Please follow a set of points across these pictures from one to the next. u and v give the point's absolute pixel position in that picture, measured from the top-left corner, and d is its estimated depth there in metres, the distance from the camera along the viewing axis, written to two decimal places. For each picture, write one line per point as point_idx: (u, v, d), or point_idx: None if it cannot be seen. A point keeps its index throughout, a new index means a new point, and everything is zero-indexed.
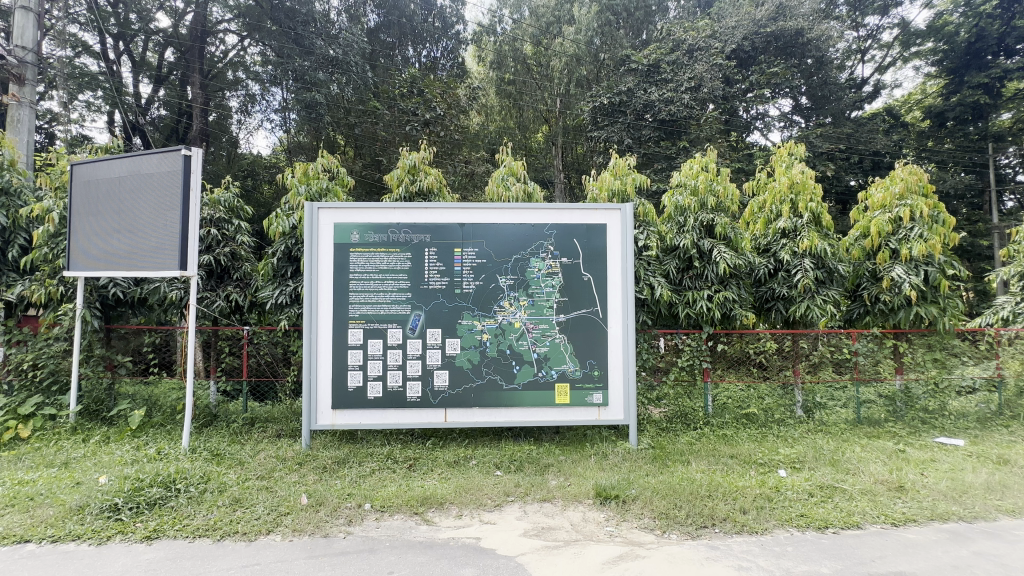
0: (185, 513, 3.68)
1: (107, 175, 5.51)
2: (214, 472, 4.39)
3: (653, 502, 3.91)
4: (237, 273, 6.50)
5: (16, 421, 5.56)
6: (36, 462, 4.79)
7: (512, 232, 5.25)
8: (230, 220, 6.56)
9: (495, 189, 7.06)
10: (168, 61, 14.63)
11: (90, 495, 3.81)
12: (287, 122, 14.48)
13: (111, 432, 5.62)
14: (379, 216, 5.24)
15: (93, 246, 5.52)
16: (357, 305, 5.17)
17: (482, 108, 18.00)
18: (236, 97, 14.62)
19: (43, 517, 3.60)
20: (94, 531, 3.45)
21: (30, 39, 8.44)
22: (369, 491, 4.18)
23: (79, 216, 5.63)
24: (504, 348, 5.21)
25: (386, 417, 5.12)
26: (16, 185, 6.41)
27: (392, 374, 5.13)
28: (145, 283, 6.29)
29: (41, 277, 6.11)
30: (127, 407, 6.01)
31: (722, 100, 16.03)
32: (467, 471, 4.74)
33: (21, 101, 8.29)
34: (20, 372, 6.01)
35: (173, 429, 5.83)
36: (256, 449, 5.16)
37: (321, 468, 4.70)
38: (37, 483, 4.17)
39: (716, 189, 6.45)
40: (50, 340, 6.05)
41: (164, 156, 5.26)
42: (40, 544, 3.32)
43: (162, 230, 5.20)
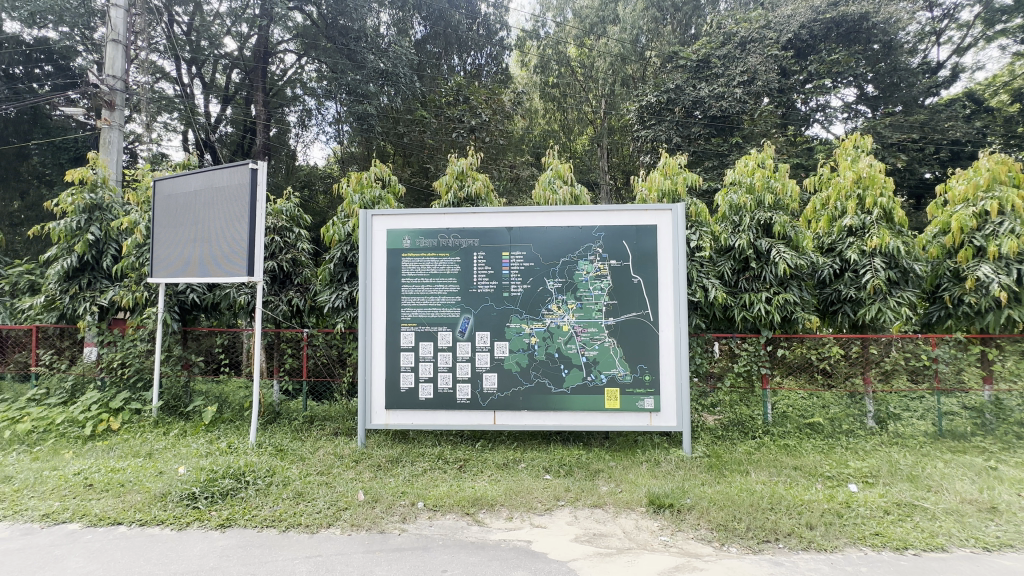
0: (253, 504, 3.92)
1: (186, 189, 5.98)
2: (279, 466, 4.64)
3: (710, 513, 3.76)
4: (298, 278, 6.86)
5: (108, 414, 6.15)
6: (125, 452, 5.25)
7: (560, 234, 5.23)
8: (292, 228, 6.93)
9: (541, 193, 7.05)
10: (235, 82, 15.78)
11: (171, 484, 4.14)
12: (341, 135, 15.35)
13: (188, 426, 6.08)
14: (430, 221, 5.39)
15: (172, 255, 6.03)
16: (408, 309, 5.34)
17: (528, 113, 18.08)
18: (295, 112, 15.61)
19: (132, 502, 3.95)
20: (176, 517, 3.74)
21: (119, 69, 9.39)
22: (422, 490, 4.28)
23: (161, 227, 6.14)
24: (553, 351, 5.19)
25: (437, 418, 5.24)
26: (108, 201, 7.17)
27: (442, 376, 5.25)
28: (217, 289, 6.81)
29: (129, 283, 6.76)
30: (202, 403, 6.49)
31: (778, 94, 15.35)
32: (516, 473, 4.75)
33: (112, 125, 9.22)
34: (111, 370, 6.63)
35: (242, 425, 6.24)
36: (316, 445, 5.42)
37: (375, 466, 4.87)
38: (127, 471, 4.58)
39: (775, 186, 6.14)
40: (135, 341, 6.64)
41: (234, 170, 5.64)
42: (130, 527, 3.64)
43: (233, 240, 5.58)
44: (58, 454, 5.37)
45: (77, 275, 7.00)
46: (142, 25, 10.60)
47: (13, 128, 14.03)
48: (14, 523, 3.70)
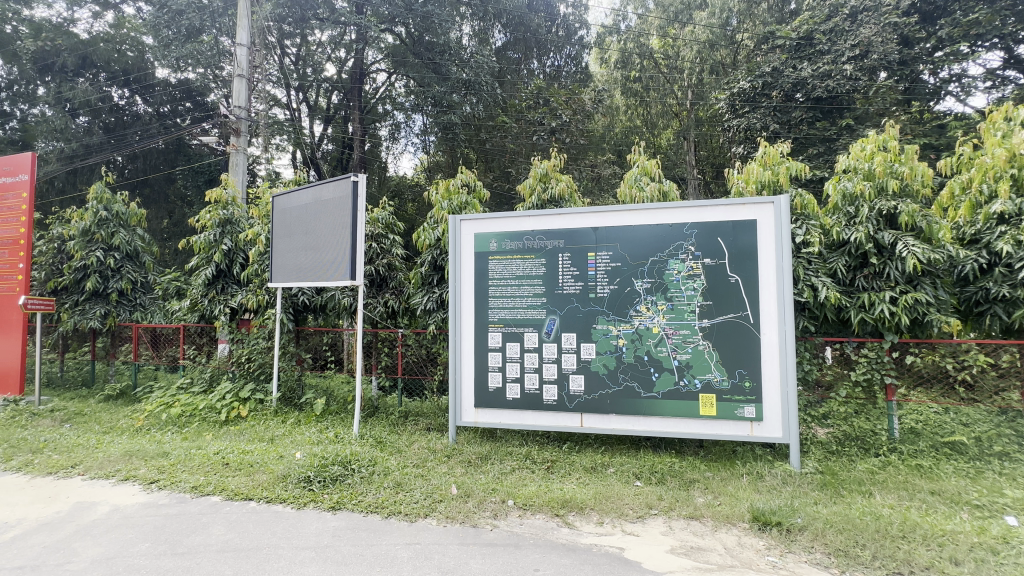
0: (359, 491, 4.25)
1: (299, 203, 6.65)
2: (380, 457, 4.98)
3: (826, 536, 3.40)
4: (393, 282, 7.34)
5: (238, 403, 7.02)
6: (253, 437, 5.95)
7: (649, 233, 5.05)
8: (386, 235, 7.43)
9: (627, 190, 6.84)
10: (335, 103, 17.30)
11: (290, 467, 4.62)
12: (427, 145, 16.36)
13: (302, 416, 6.75)
14: (516, 224, 5.48)
15: (287, 263, 6.74)
16: (496, 310, 5.48)
17: (609, 110, 17.68)
18: (385, 127, 16.90)
19: (259, 481, 4.47)
20: (294, 497, 4.17)
21: (243, 100, 10.74)
22: (512, 487, 4.36)
23: (279, 238, 6.89)
24: (642, 354, 5.02)
25: (524, 418, 5.31)
26: (237, 216, 8.26)
27: (528, 376, 5.30)
28: (323, 292, 7.51)
29: (254, 288, 7.67)
30: (312, 396, 7.17)
31: (898, 66, 13.61)
32: (605, 478, 4.65)
33: (238, 150, 10.56)
34: (240, 364, 7.56)
35: (346, 417, 6.80)
36: (411, 439, 5.74)
37: (466, 462, 5.04)
38: (254, 453, 5.19)
39: (900, 170, 5.42)
40: (258, 339, 7.50)
41: (339, 184, 6.16)
42: (258, 503, 4.10)
43: (337, 247, 6.09)
44: (200, 435, 6.22)
45: (214, 280, 8.08)
46: (260, 60, 12.00)
47: (164, 158, 16.65)
48: (171, 492, 4.35)
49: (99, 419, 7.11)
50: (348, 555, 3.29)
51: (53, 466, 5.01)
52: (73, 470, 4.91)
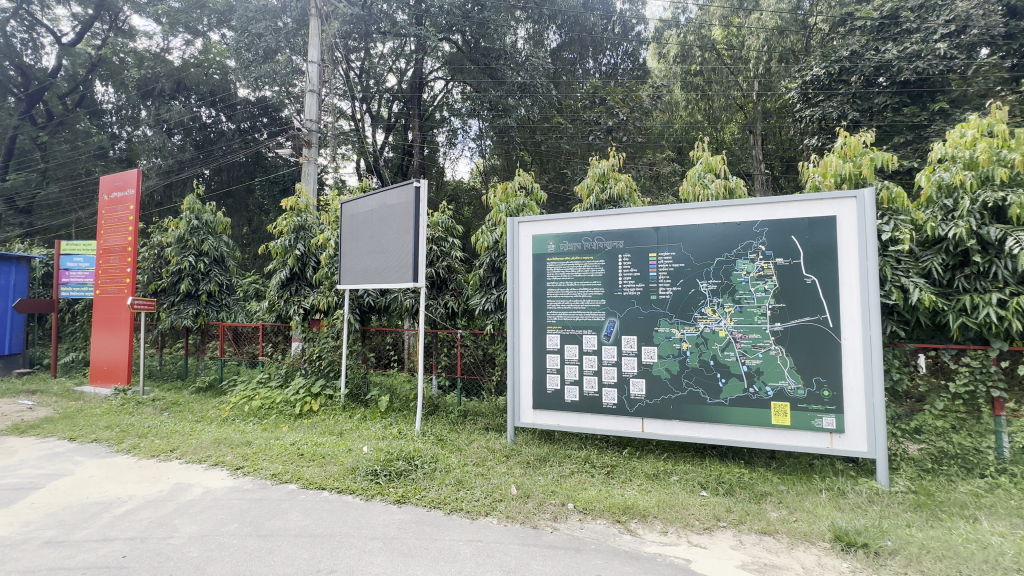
0: (422, 486, 4.39)
1: (365, 209, 7.00)
2: (442, 455, 5.12)
3: (922, 563, 3.09)
4: (452, 283, 7.54)
5: (311, 397, 7.47)
6: (324, 430, 6.32)
7: (715, 232, 4.84)
8: (446, 239, 7.65)
9: (690, 188, 6.55)
10: (396, 112, 18.11)
11: (359, 461, 4.85)
12: (482, 149, 16.75)
13: (368, 412, 7.07)
14: (574, 225, 5.45)
15: (354, 266, 7.10)
16: (554, 312, 5.47)
17: (668, 107, 16.84)
18: (443, 132, 17.61)
19: (331, 472, 4.73)
20: (363, 488, 4.38)
21: (314, 113, 11.47)
22: (571, 491, 4.33)
23: (347, 243, 7.28)
24: (707, 358, 4.81)
25: (583, 421, 5.26)
26: (309, 223, 8.86)
27: (587, 379, 5.24)
28: (388, 293, 7.87)
29: (324, 289, 8.15)
30: (377, 393, 7.50)
31: (1004, 41, 12.20)
32: (668, 486, 4.50)
33: (310, 160, 11.29)
34: (312, 361, 8.06)
35: (409, 414, 7.05)
36: (471, 438, 5.86)
37: (525, 463, 5.06)
38: (326, 445, 5.51)
39: (1009, 157, 4.84)
40: (328, 338, 7.96)
41: (402, 190, 6.41)
42: (330, 493, 4.35)
43: (401, 252, 6.33)
44: (278, 427, 6.70)
45: (289, 283, 8.68)
46: (328, 75, 12.78)
47: (245, 170, 18.13)
48: (255, 478, 4.72)
49: (192, 409, 7.84)
50: (413, 547, 3.40)
51: (156, 449, 5.58)
52: (172, 454, 5.45)
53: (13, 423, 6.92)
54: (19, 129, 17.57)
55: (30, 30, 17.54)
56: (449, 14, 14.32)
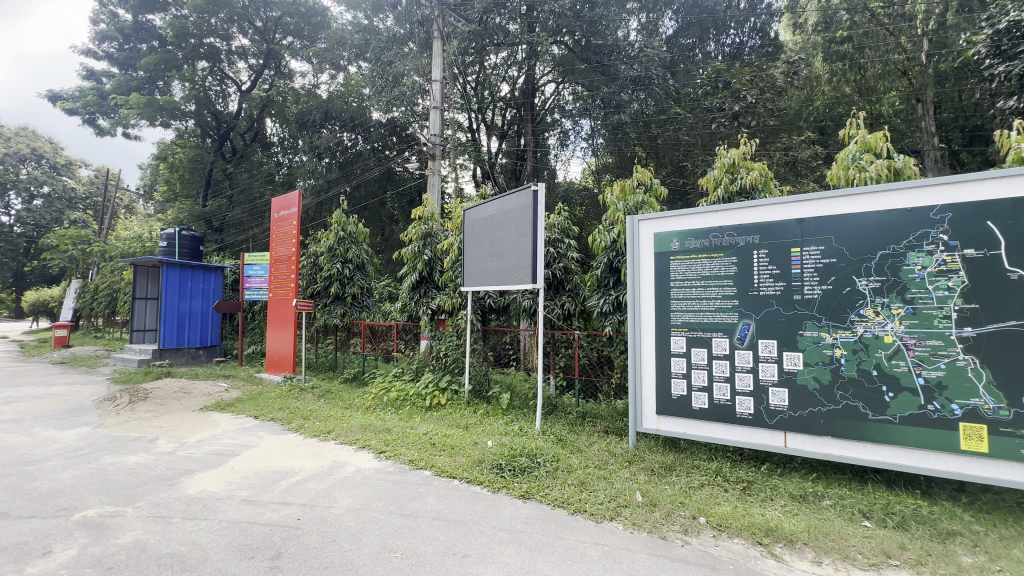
0: (545, 484, 4.47)
1: (486, 215, 7.36)
2: (562, 454, 5.17)
3: None
4: (569, 284, 7.58)
5: (439, 391, 8.03)
6: (451, 423, 6.77)
7: (876, 222, 4.18)
8: (562, 240, 7.71)
9: (841, 173, 5.76)
10: (509, 120, 18.83)
11: (484, 454, 5.11)
12: (595, 148, 16.61)
13: (490, 408, 7.40)
14: (701, 220, 5.12)
15: (477, 269, 7.50)
16: (679, 313, 5.19)
17: (807, 83, 14.95)
18: (554, 135, 17.74)
19: (459, 462, 5.05)
20: (490, 481, 4.59)
21: (437, 127, 12.40)
22: (703, 504, 4.05)
23: (470, 247, 7.71)
24: (868, 368, 4.16)
25: (713, 430, 4.90)
26: (435, 230, 9.64)
27: (718, 386, 4.87)
28: (507, 294, 8.19)
29: (449, 291, 8.75)
30: (498, 390, 7.81)
31: None
32: (820, 511, 3.97)
33: (434, 172, 12.21)
34: (439, 358, 8.69)
35: (528, 412, 7.21)
36: (591, 440, 5.80)
37: (649, 470, 4.87)
38: (454, 437, 5.90)
39: None
40: (453, 336, 8.52)
41: (521, 195, 6.62)
42: (461, 482, 4.65)
43: (520, 254, 6.52)
44: (412, 417, 7.34)
45: (418, 285, 9.53)
46: (450, 91, 13.71)
47: (378, 185, 20.26)
48: (396, 462, 5.23)
49: (342, 397, 8.97)
50: (540, 542, 3.48)
51: (317, 430, 6.49)
52: (329, 435, 6.29)
53: (216, 401, 8.58)
54: (214, 165, 21.84)
55: (221, 83, 21.67)
56: (559, 16, 14.41)
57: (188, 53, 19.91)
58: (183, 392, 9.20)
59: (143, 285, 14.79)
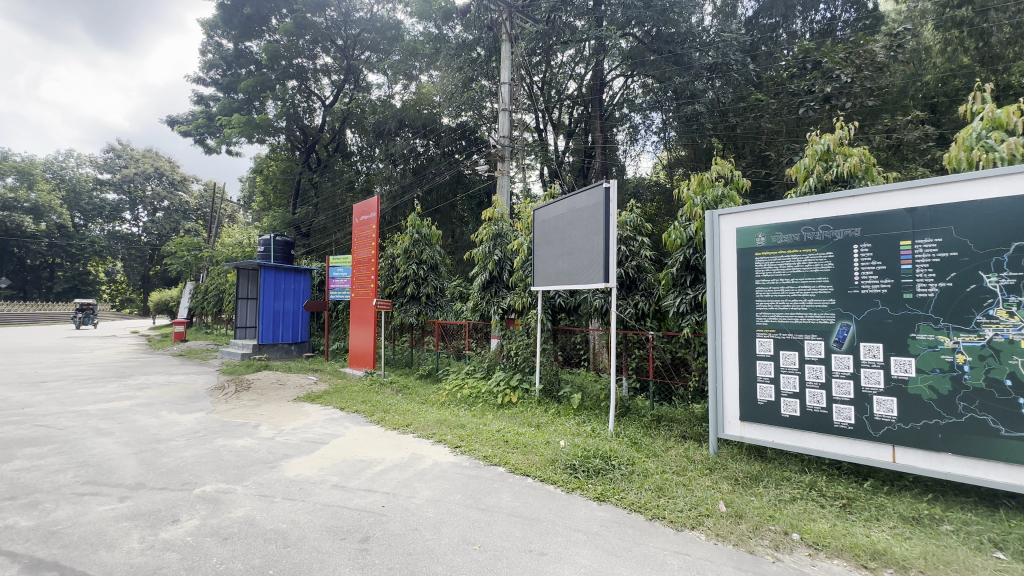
0: (621, 487, 4.37)
1: (557, 214, 7.33)
2: (638, 458, 5.03)
3: None
4: (643, 283, 7.37)
5: (510, 390, 8.13)
6: (523, 421, 6.83)
7: (1008, 209, 3.63)
8: (634, 237, 7.52)
9: (962, 155, 5.05)
10: (576, 118, 18.72)
11: (557, 454, 5.11)
12: (668, 141, 16.04)
13: (561, 408, 7.37)
14: (790, 213, 4.75)
15: (547, 269, 7.49)
16: (766, 313, 4.84)
17: (914, 57, 13.36)
18: (623, 131, 17.33)
19: (532, 461, 5.09)
20: (564, 481, 4.58)
21: (506, 129, 12.60)
22: (796, 519, 3.75)
23: (541, 247, 7.73)
24: (999, 377, 3.63)
25: (805, 440, 4.53)
26: (505, 230, 9.80)
27: (812, 392, 4.49)
28: (578, 294, 8.13)
29: (519, 291, 8.83)
30: (570, 391, 7.76)
31: None
32: (939, 536, 3.53)
33: (503, 174, 12.40)
34: (510, 356, 8.80)
35: (601, 413, 7.08)
36: (667, 445, 5.59)
37: (733, 479, 4.59)
38: (527, 436, 5.95)
39: None
40: (523, 335, 8.59)
41: (592, 192, 6.50)
42: (534, 480, 4.67)
43: (592, 252, 6.42)
44: (485, 414, 7.51)
45: (489, 285, 9.72)
46: (518, 92, 13.86)
47: (449, 188, 20.95)
48: (471, 457, 5.38)
49: (418, 392, 9.38)
50: (617, 547, 3.41)
51: (397, 423, 6.85)
52: (408, 428, 6.60)
53: (307, 393, 9.34)
54: (302, 175, 23.75)
55: (308, 99, 23.50)
56: (629, 8, 14.07)
57: (280, 74, 21.85)
58: (279, 383, 10.11)
59: (245, 286, 16.44)
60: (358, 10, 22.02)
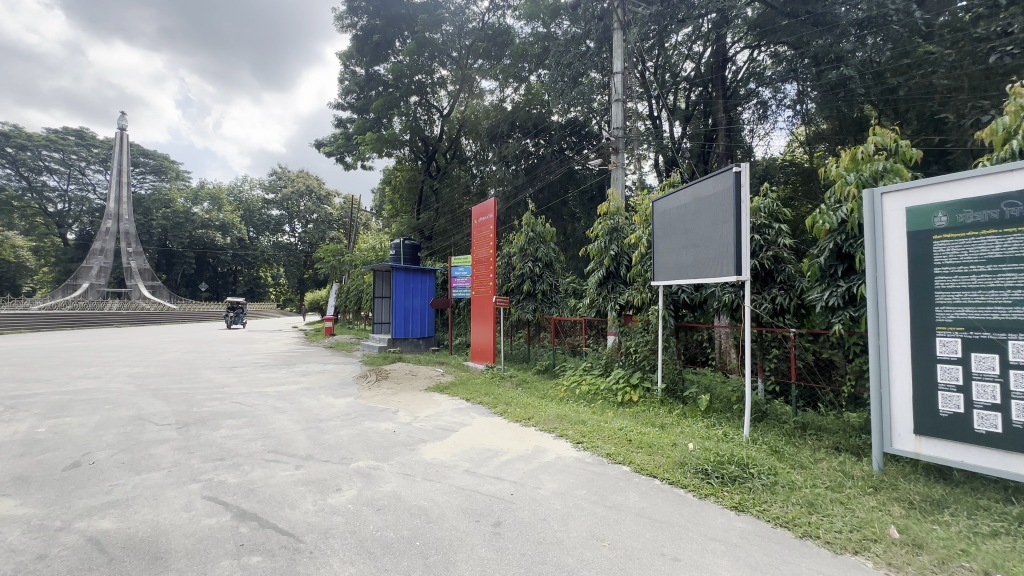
0: (762, 499, 4.00)
1: (679, 204, 6.93)
2: (782, 468, 4.56)
3: None
4: (781, 276, 6.63)
5: (630, 388, 7.90)
6: (645, 421, 6.61)
7: None
8: (770, 225, 6.81)
9: None
10: (694, 100, 17.51)
11: (686, 456, 4.85)
12: (806, 114, 14.20)
13: (687, 409, 6.97)
14: (983, 185, 3.90)
15: (669, 262, 7.12)
16: (948, 307, 4.05)
17: None
18: (749, 109, 15.70)
19: (659, 462, 4.90)
20: (695, 486, 4.33)
21: (619, 120, 12.22)
22: (1000, 558, 3.08)
23: (661, 239, 7.38)
24: None
25: (1008, 463, 3.70)
26: (621, 224, 9.55)
27: (1020, 405, 3.64)
28: (704, 289, 7.59)
29: (637, 287, 8.50)
30: (696, 391, 7.31)
31: None
32: None
33: (618, 166, 12.06)
34: (628, 354, 8.55)
35: (733, 417, 6.57)
36: (816, 456, 4.98)
37: (907, 502, 3.92)
38: (651, 436, 5.75)
39: None
40: (643, 333, 8.27)
41: (720, 178, 6.01)
42: (662, 482, 4.49)
43: (722, 243, 5.94)
44: (604, 411, 7.42)
45: (605, 281, 9.48)
46: (630, 79, 13.33)
47: (561, 185, 21.02)
48: (594, 454, 5.37)
49: (537, 387, 9.59)
50: (761, 561, 3.13)
51: (519, 416, 7.09)
52: (530, 422, 6.80)
53: (436, 384, 10.12)
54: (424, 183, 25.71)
55: (428, 112, 25.35)
56: None
57: (403, 91, 23.85)
58: (411, 373, 11.11)
59: (381, 286, 18.33)
60: (471, 21, 23.08)
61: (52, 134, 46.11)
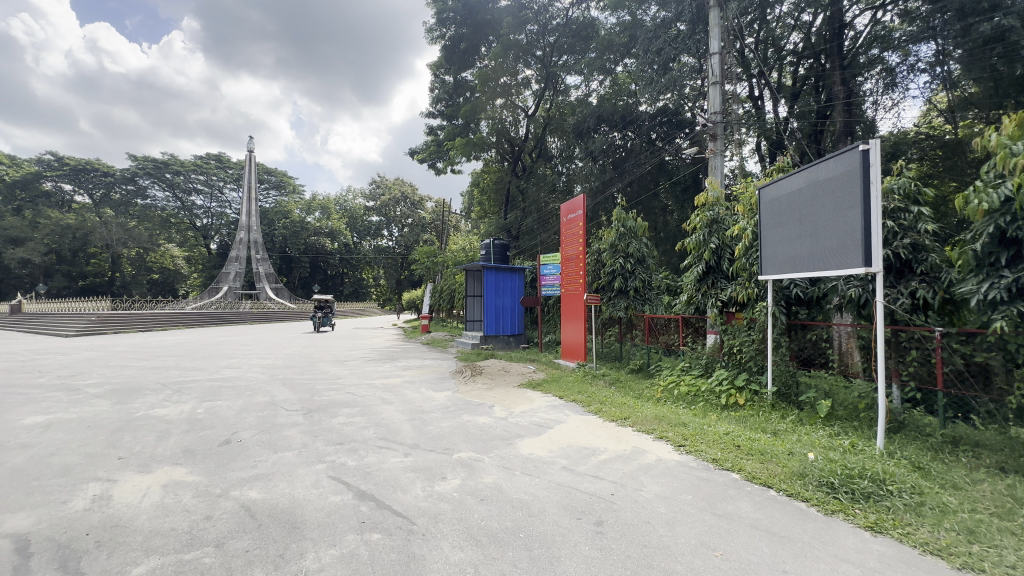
0: (906, 521, 3.52)
1: (792, 189, 6.31)
2: (929, 488, 3.97)
3: None
4: (922, 266, 5.74)
5: (735, 390, 7.35)
6: (755, 426, 6.12)
7: None
8: (907, 209, 5.95)
9: None
10: (803, 75, 15.83)
11: (807, 467, 4.41)
12: (948, 77, 12.17)
13: (804, 416, 6.34)
14: None
15: (780, 253, 6.53)
16: None
17: None
18: (873, 78, 13.80)
19: (774, 472, 4.51)
20: (819, 500, 3.92)
21: (716, 104, 11.42)
22: None
23: (770, 229, 6.77)
24: None
25: None
26: (722, 215, 8.99)
27: None
28: (822, 282, 6.84)
29: (742, 282, 7.85)
30: (814, 396, 6.62)
31: None
32: None
33: (716, 153, 11.25)
34: (731, 354, 7.95)
35: (860, 427, 5.85)
36: (975, 476, 4.26)
37: None
38: (762, 442, 5.31)
39: None
40: (749, 332, 7.63)
41: (842, 158, 5.37)
42: (779, 494, 4.13)
43: (846, 230, 5.31)
44: (706, 414, 7.00)
45: (705, 276, 8.91)
46: (728, 60, 12.39)
47: (651, 177, 20.20)
48: (698, 458, 5.09)
49: (631, 386, 9.33)
50: None
51: (614, 415, 6.95)
52: (626, 422, 6.63)
53: (528, 381, 10.28)
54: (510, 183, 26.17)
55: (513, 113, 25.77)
56: None
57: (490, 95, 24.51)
58: (504, 370, 11.39)
59: (472, 285, 19.01)
60: (555, 18, 23.01)
61: (198, 160, 54.10)
